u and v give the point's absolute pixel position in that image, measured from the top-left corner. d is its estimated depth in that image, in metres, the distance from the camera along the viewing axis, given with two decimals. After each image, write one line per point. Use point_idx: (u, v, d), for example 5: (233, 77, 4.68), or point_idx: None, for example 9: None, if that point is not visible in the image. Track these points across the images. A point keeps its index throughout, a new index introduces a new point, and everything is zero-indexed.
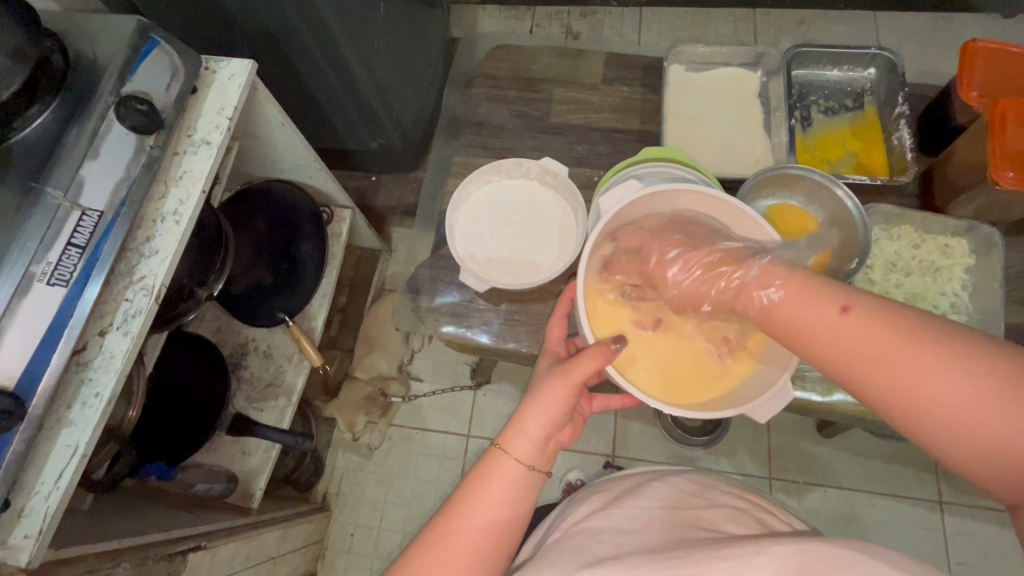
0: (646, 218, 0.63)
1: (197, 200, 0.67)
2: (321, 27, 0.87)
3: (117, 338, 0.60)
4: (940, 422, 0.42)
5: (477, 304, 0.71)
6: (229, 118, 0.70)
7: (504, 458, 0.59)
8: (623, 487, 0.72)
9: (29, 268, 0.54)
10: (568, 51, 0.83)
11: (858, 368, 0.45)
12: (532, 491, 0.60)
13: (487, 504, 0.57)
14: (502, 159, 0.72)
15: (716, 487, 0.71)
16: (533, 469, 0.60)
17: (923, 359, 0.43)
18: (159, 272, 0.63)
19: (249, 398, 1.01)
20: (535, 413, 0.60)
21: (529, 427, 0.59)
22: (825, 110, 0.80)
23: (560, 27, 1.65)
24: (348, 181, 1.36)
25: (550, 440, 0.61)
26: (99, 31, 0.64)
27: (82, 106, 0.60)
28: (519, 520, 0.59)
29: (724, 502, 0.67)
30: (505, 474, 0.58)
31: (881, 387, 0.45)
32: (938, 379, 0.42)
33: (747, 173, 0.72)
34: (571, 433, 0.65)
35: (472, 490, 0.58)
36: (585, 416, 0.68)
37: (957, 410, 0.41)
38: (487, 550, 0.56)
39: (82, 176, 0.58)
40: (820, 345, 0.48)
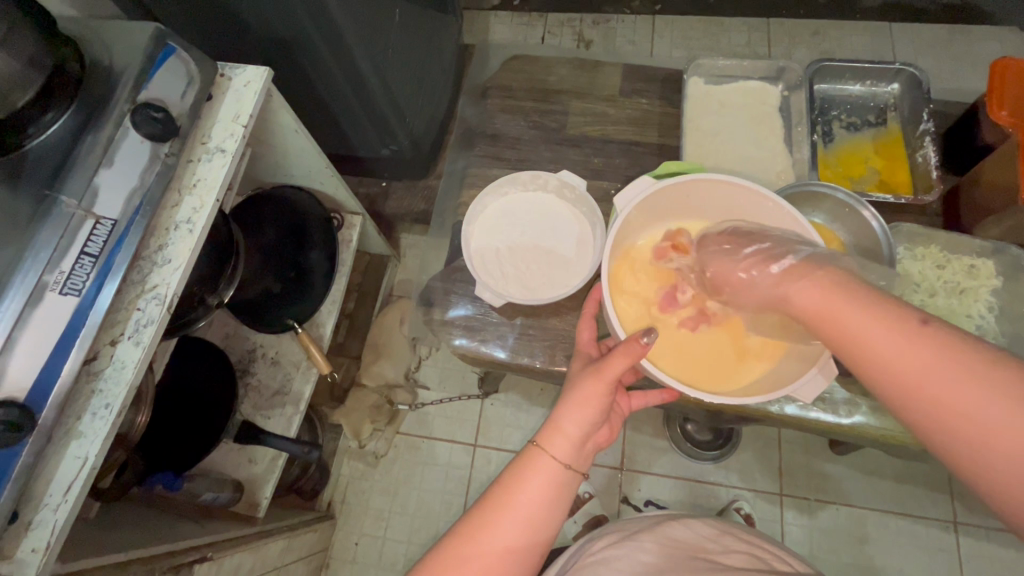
0: (655, 214, 0.65)
1: (210, 208, 0.66)
2: (336, 35, 0.86)
3: (128, 348, 0.59)
4: (999, 466, 0.38)
5: (491, 317, 0.70)
6: (245, 125, 0.70)
7: (540, 455, 0.60)
8: (639, 529, 0.72)
9: (42, 277, 0.53)
10: (585, 62, 0.82)
11: (913, 387, 0.42)
12: (568, 491, 0.61)
13: (523, 501, 0.58)
14: (520, 171, 0.71)
15: (736, 536, 0.70)
16: (570, 469, 0.60)
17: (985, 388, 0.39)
18: (172, 281, 0.62)
19: (256, 406, 1.00)
20: (572, 412, 0.60)
21: (568, 427, 0.60)
22: (846, 126, 0.79)
23: (572, 34, 1.65)
24: (358, 187, 1.35)
25: (587, 441, 0.62)
26: (116, 37, 0.63)
27: (96, 114, 0.59)
28: (553, 520, 0.59)
29: (743, 548, 0.66)
30: (541, 472, 0.59)
31: (931, 413, 0.41)
32: (993, 411, 0.38)
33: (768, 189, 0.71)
34: (607, 435, 0.65)
35: (509, 484, 0.59)
36: (622, 415, 0.67)
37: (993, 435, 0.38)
38: (519, 547, 0.57)
39: (96, 185, 0.57)
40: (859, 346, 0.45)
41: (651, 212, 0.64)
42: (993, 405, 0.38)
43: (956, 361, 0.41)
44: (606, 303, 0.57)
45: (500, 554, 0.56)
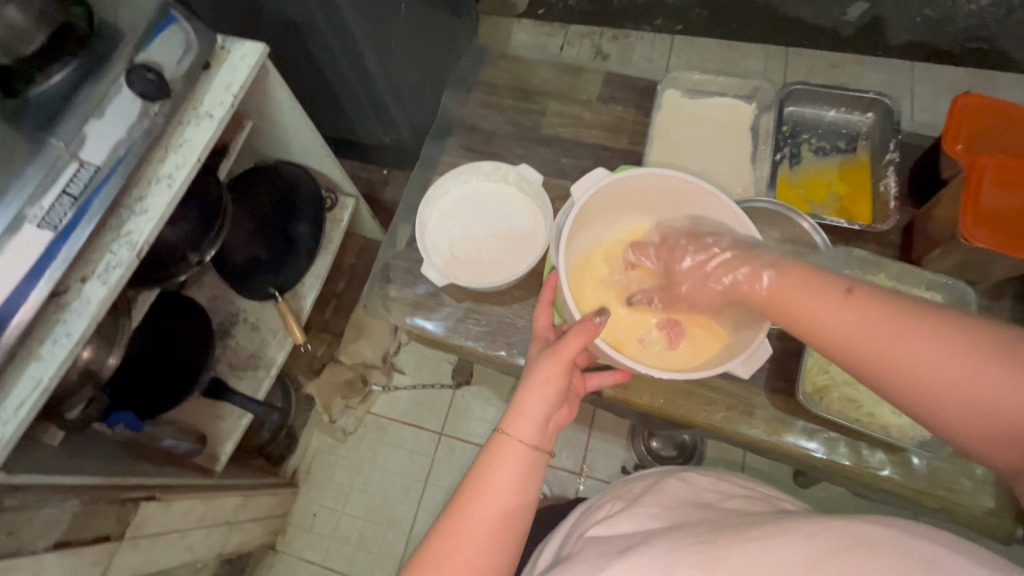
0: (607, 208, 0.69)
1: (191, 167, 0.71)
2: (339, 23, 0.91)
3: (96, 286, 0.64)
4: (960, 409, 0.43)
5: (441, 298, 0.73)
6: (235, 95, 0.75)
7: (507, 441, 0.60)
8: (636, 492, 0.71)
9: (22, 209, 0.58)
10: (569, 66, 0.84)
11: (881, 355, 0.46)
12: (538, 470, 0.61)
13: (498, 488, 0.58)
14: (483, 162, 0.73)
15: (732, 481, 0.72)
16: (536, 449, 0.61)
17: (927, 339, 0.44)
18: (145, 230, 0.67)
19: (230, 365, 1.05)
20: (533, 393, 0.61)
21: (528, 408, 0.61)
22: (815, 149, 0.79)
23: (591, 47, 1.68)
24: (361, 173, 1.39)
25: (549, 421, 0.63)
26: (124, 3, 0.69)
27: (96, 70, 0.65)
28: (527, 500, 0.59)
29: (737, 496, 0.66)
30: (511, 457, 0.59)
31: (910, 379, 0.45)
32: (971, 371, 0.43)
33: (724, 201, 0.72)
34: (569, 413, 0.67)
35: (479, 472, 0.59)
36: (579, 395, 0.69)
37: (963, 385, 0.43)
38: (501, 535, 0.56)
39: (85, 132, 0.63)
40: (829, 334, 0.49)
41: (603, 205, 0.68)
42: (945, 358, 0.43)
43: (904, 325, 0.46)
44: (556, 289, 0.59)
45: (481, 542, 0.55)
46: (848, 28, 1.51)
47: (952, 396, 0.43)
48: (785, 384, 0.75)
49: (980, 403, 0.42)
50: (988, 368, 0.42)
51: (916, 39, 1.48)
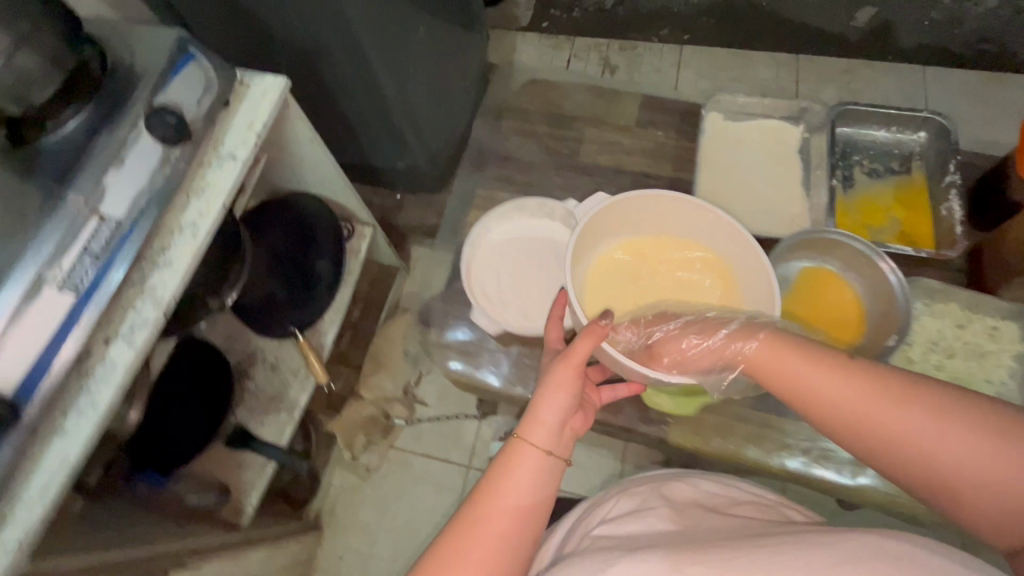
0: (608, 228, 0.75)
1: (217, 213, 0.66)
2: (356, 48, 0.87)
3: (121, 349, 0.59)
4: (948, 477, 0.54)
5: (487, 344, 0.73)
6: (259, 134, 0.70)
7: (521, 445, 0.60)
8: (646, 486, 0.71)
9: (42, 273, 0.54)
10: (602, 90, 0.82)
11: (860, 418, 0.57)
12: (553, 475, 0.61)
13: (512, 490, 0.58)
14: (527, 198, 0.73)
15: (739, 487, 0.72)
16: (552, 454, 0.61)
17: (916, 417, 0.55)
18: (171, 284, 0.62)
19: (251, 410, 0.99)
20: (548, 400, 0.62)
21: (545, 415, 0.61)
22: (870, 171, 0.96)
23: (598, 60, 1.65)
24: (373, 198, 1.34)
25: (565, 427, 0.63)
26: (140, 43, 0.65)
27: (113, 115, 0.61)
28: (541, 502, 0.59)
29: (745, 500, 0.68)
30: (526, 461, 0.59)
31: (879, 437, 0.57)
32: (925, 432, 0.55)
33: (776, 232, 0.73)
34: (584, 423, 0.66)
35: (495, 476, 0.59)
36: (593, 407, 0.68)
37: (918, 442, 0.55)
38: (514, 537, 0.57)
39: (105, 185, 0.58)
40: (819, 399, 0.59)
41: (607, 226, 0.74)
42: (934, 434, 0.54)
43: (904, 409, 0.56)
44: (564, 295, 0.62)
45: (497, 544, 0.56)
46: (856, 33, 1.50)
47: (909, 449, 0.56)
48: None
49: (928, 454, 0.55)
50: (936, 430, 0.55)
51: (928, 42, 1.47)
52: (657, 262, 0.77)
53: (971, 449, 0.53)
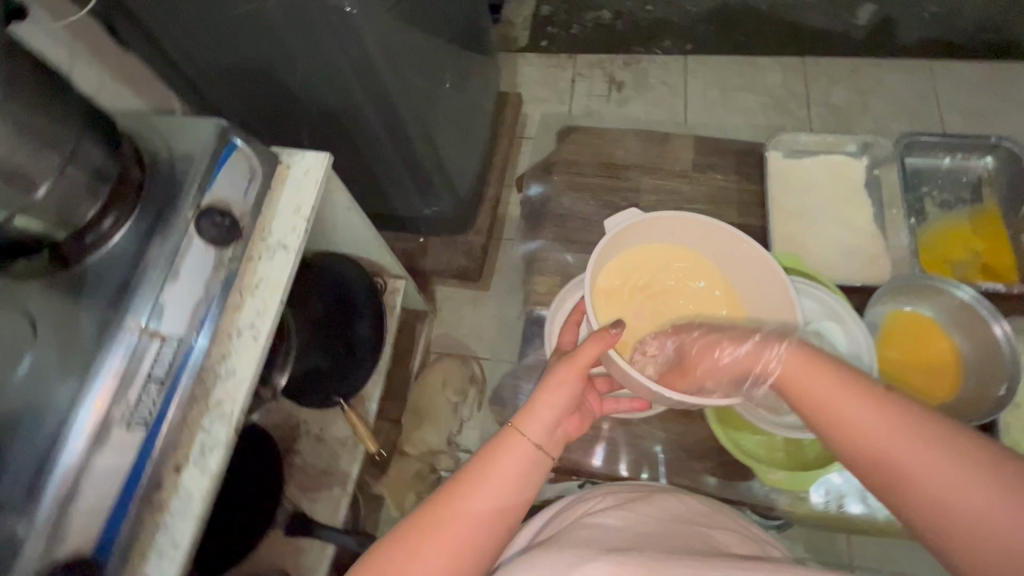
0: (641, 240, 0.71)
1: (275, 311, 0.62)
2: (387, 106, 0.83)
3: (195, 476, 0.55)
4: (960, 523, 0.51)
5: None
6: (307, 218, 0.66)
7: (511, 437, 0.58)
8: (638, 493, 0.70)
9: (108, 413, 0.49)
10: (653, 134, 0.79)
11: (855, 430, 0.56)
12: (537, 476, 0.59)
13: (495, 487, 0.56)
14: None
15: (726, 514, 0.69)
16: (541, 452, 0.59)
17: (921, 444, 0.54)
18: (237, 397, 0.58)
19: (302, 489, 0.95)
20: (545, 399, 0.60)
21: (542, 411, 0.59)
22: (938, 203, 1.03)
23: (603, 76, 1.60)
24: (394, 244, 1.28)
25: (558, 428, 0.61)
26: (177, 136, 0.62)
27: (159, 222, 0.56)
28: (523, 502, 0.57)
29: (727, 525, 0.66)
30: (514, 454, 0.57)
31: (869, 452, 0.56)
32: (925, 461, 0.53)
33: (854, 278, 0.80)
34: (578, 425, 0.65)
35: (480, 463, 0.57)
36: (589, 415, 0.67)
37: (916, 468, 0.53)
38: (485, 537, 0.54)
39: (162, 303, 0.54)
40: (820, 403, 0.58)
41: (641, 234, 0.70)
42: (946, 471, 0.52)
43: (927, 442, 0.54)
44: (582, 296, 0.61)
45: (469, 547, 0.53)
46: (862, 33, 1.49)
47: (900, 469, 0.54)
48: None
49: (927, 485, 0.53)
50: (948, 465, 0.52)
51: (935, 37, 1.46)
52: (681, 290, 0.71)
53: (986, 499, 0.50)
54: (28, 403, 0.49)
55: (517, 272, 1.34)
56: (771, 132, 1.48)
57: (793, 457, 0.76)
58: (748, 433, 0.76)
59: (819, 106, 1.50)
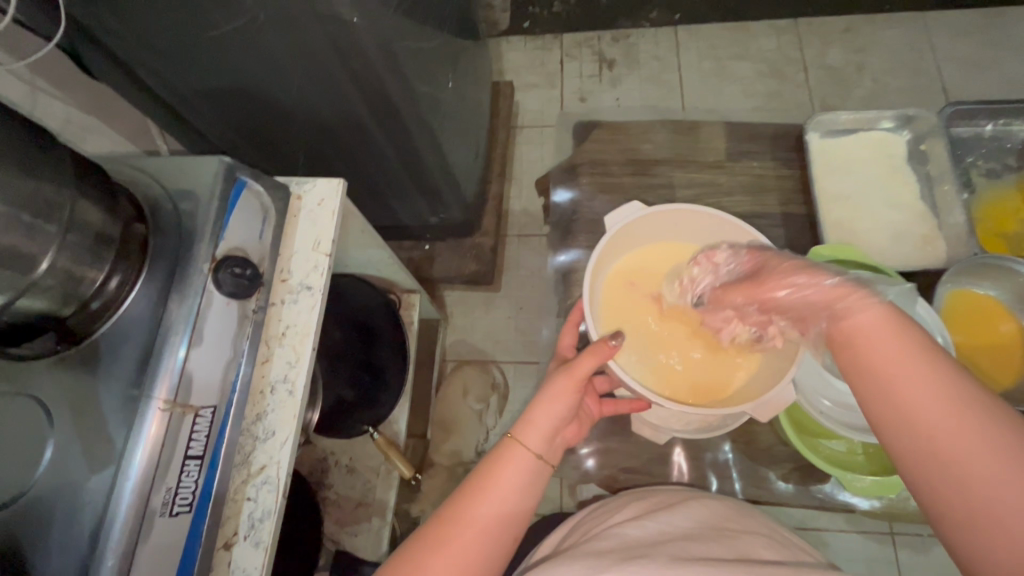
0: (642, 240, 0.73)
1: (308, 361, 0.57)
2: (390, 115, 0.77)
3: (248, 552, 0.51)
4: (1014, 534, 0.42)
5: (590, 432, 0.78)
6: (328, 254, 0.60)
7: (512, 446, 0.57)
8: (664, 500, 0.65)
9: (149, 504, 0.45)
10: (680, 126, 0.87)
11: (894, 390, 0.49)
12: (539, 483, 0.58)
13: (497, 497, 0.54)
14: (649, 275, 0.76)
15: (755, 518, 0.65)
16: (543, 461, 0.58)
17: (977, 429, 0.45)
18: (281, 459, 0.54)
19: (339, 522, 0.96)
20: (544, 408, 0.59)
21: (540, 420, 0.58)
22: (985, 172, 0.94)
23: (592, 54, 1.53)
24: (399, 253, 1.23)
25: (557, 436, 0.60)
26: (177, 176, 0.54)
27: (173, 280, 0.50)
28: (523, 515, 0.55)
29: (757, 529, 0.61)
30: (514, 465, 0.56)
31: (900, 416, 0.49)
32: (969, 446, 0.45)
33: (910, 256, 0.78)
34: (576, 432, 0.65)
35: (482, 481, 0.55)
36: (588, 419, 0.67)
37: (955, 449, 0.46)
38: (486, 551, 0.52)
39: (190, 372, 0.48)
40: (868, 356, 0.51)
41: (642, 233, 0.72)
42: (989, 465, 0.44)
43: (999, 434, 0.45)
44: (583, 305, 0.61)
45: (462, 565, 0.51)
46: None
47: (926, 442, 0.47)
48: None
49: (960, 466, 0.45)
50: (994, 459, 0.44)
51: None
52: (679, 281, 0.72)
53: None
54: (56, 507, 0.43)
55: (527, 270, 1.30)
56: (770, 100, 1.44)
57: (874, 460, 0.68)
58: (824, 438, 0.69)
59: (816, 69, 1.46)
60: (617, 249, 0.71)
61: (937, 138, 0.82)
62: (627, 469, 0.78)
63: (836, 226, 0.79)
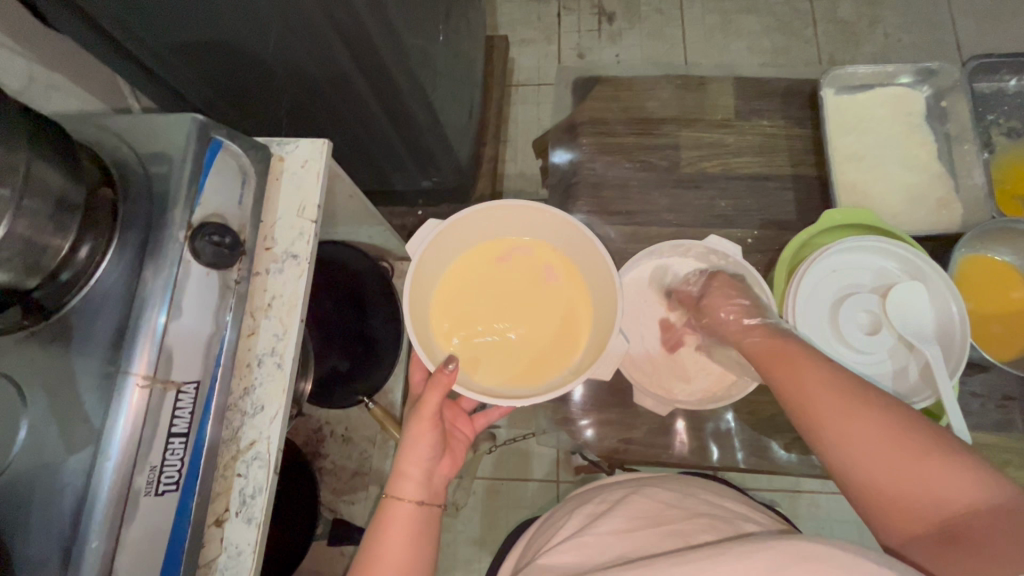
0: (451, 249, 0.65)
1: (296, 333, 0.54)
2: (378, 70, 0.72)
3: (240, 528, 0.50)
4: (906, 497, 0.46)
5: (590, 402, 0.77)
6: (313, 220, 0.57)
7: (391, 506, 0.57)
8: (606, 503, 0.63)
9: (133, 483, 0.43)
10: (687, 81, 0.82)
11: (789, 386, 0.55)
12: (432, 526, 0.58)
13: (393, 552, 0.54)
14: (659, 243, 0.75)
15: (696, 497, 0.61)
16: (426, 505, 0.58)
17: (859, 411, 0.50)
18: (270, 435, 0.52)
19: (336, 492, 0.96)
20: (409, 458, 0.58)
21: (409, 470, 0.58)
22: (1006, 131, 0.91)
23: (592, 7, 1.45)
24: (392, 220, 1.20)
25: (434, 475, 0.60)
26: (145, 136, 0.50)
27: (146, 249, 0.46)
28: (426, 557, 0.56)
29: (703, 511, 0.57)
30: (397, 521, 0.56)
31: (798, 409, 0.54)
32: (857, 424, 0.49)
33: (924, 220, 0.76)
34: (454, 463, 0.64)
35: (371, 546, 0.55)
36: (462, 447, 0.66)
37: (844, 427, 0.50)
38: None
39: (170, 347, 0.45)
40: (773, 362, 0.58)
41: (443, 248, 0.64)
42: (874, 439, 0.48)
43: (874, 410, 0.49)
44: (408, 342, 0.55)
45: None
46: None
47: (816, 424, 0.52)
48: (1002, 400, 0.71)
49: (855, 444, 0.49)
50: (879, 430, 0.48)
51: None
52: (505, 280, 0.66)
53: (901, 455, 0.46)
54: (34, 487, 0.41)
55: None
56: (777, 57, 1.38)
57: None
58: None
59: (826, 23, 1.39)
60: (431, 269, 0.63)
61: (958, 95, 0.78)
62: (626, 440, 0.77)
63: (847, 188, 0.76)
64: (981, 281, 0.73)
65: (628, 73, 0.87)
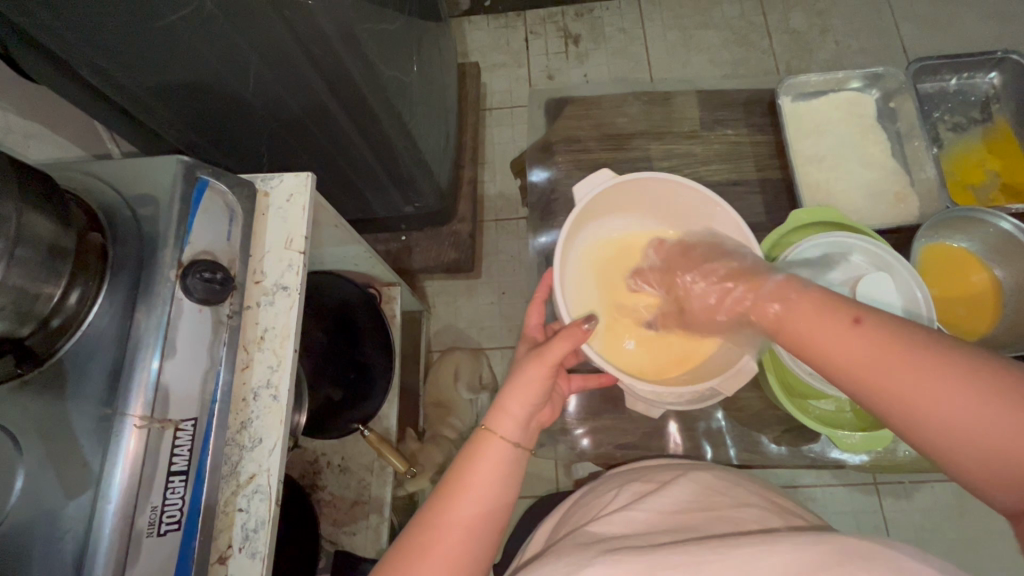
0: (625, 209, 0.71)
1: (291, 364, 0.55)
2: (356, 102, 0.74)
3: (244, 564, 0.49)
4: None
5: (585, 412, 0.79)
6: (301, 251, 0.58)
7: (491, 439, 0.59)
8: (653, 484, 0.62)
9: (135, 524, 0.43)
10: (654, 97, 0.86)
11: (864, 381, 0.47)
12: (519, 472, 0.60)
13: (481, 491, 0.56)
14: None
15: (746, 488, 0.62)
16: (519, 447, 0.60)
17: (959, 395, 0.42)
18: (269, 467, 0.52)
19: (336, 522, 0.95)
20: (518, 395, 0.60)
21: (513, 408, 0.60)
22: (951, 126, 0.98)
23: (557, 31, 1.50)
24: (376, 246, 1.20)
25: (531, 420, 0.62)
26: (135, 178, 0.51)
27: (138, 291, 0.47)
28: (506, 502, 0.58)
29: (740, 496, 0.59)
30: (490, 456, 0.58)
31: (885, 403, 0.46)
32: (964, 411, 0.42)
33: (885, 215, 0.80)
34: (549, 414, 0.66)
35: (461, 472, 0.57)
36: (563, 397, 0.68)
37: (947, 418, 0.43)
38: (471, 548, 0.54)
39: (165, 384, 0.46)
40: (824, 351, 0.50)
41: (618, 203, 0.70)
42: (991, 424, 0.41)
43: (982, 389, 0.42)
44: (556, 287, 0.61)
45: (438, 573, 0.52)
46: None
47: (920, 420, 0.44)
48: None
49: (973, 438, 0.42)
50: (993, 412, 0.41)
51: None
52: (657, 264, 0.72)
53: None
54: (32, 537, 0.41)
55: (510, 253, 1.29)
56: (737, 68, 1.44)
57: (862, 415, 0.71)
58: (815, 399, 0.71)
59: (781, 35, 1.47)
60: (598, 214, 0.70)
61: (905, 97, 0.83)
62: (622, 446, 0.79)
63: (811, 189, 0.80)
64: (946, 266, 0.77)
65: (596, 92, 0.91)
